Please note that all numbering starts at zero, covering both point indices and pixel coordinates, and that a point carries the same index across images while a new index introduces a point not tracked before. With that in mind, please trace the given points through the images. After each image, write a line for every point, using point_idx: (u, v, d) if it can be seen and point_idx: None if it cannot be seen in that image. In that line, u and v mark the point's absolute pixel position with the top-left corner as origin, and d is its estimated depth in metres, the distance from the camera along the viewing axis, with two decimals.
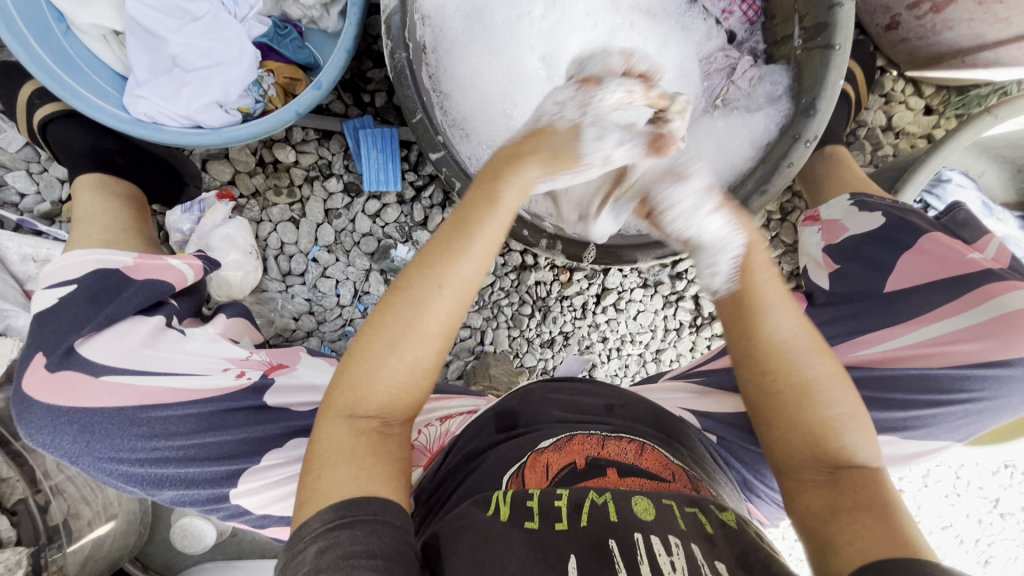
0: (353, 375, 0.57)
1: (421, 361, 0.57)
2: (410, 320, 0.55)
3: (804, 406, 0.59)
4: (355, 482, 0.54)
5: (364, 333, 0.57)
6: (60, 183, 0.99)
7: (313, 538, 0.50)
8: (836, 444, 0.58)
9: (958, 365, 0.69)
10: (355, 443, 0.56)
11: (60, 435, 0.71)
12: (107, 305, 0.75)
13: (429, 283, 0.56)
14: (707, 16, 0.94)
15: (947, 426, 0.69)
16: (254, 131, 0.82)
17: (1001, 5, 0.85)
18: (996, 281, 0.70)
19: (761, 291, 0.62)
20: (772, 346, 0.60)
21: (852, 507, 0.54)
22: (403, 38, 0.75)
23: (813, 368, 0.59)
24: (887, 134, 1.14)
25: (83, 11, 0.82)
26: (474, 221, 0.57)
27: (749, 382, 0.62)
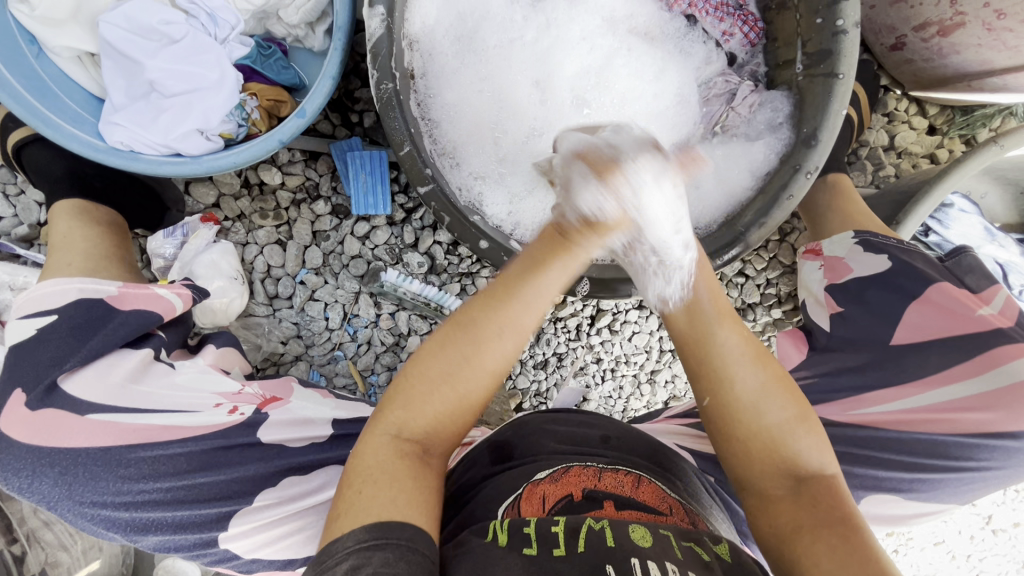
0: (407, 394, 0.58)
1: (471, 394, 0.59)
2: (470, 353, 0.58)
3: (748, 416, 0.59)
4: (392, 504, 0.53)
5: (421, 360, 0.59)
6: (38, 207, 0.96)
7: (346, 555, 0.50)
8: (786, 454, 0.59)
9: (969, 433, 0.68)
10: (397, 465, 0.56)
11: (39, 479, 0.66)
12: (89, 339, 0.70)
13: (494, 322, 0.58)
14: (706, 39, 0.91)
15: (954, 490, 0.69)
16: (236, 160, 0.80)
17: (1010, 32, 0.81)
18: (1005, 344, 0.69)
19: (700, 299, 0.63)
20: (716, 356, 0.60)
21: (814, 523, 0.54)
22: (390, 68, 0.71)
23: (753, 379, 0.60)
24: (890, 153, 1.10)
25: (55, 33, 0.79)
26: (545, 265, 0.59)
27: (704, 395, 0.61)
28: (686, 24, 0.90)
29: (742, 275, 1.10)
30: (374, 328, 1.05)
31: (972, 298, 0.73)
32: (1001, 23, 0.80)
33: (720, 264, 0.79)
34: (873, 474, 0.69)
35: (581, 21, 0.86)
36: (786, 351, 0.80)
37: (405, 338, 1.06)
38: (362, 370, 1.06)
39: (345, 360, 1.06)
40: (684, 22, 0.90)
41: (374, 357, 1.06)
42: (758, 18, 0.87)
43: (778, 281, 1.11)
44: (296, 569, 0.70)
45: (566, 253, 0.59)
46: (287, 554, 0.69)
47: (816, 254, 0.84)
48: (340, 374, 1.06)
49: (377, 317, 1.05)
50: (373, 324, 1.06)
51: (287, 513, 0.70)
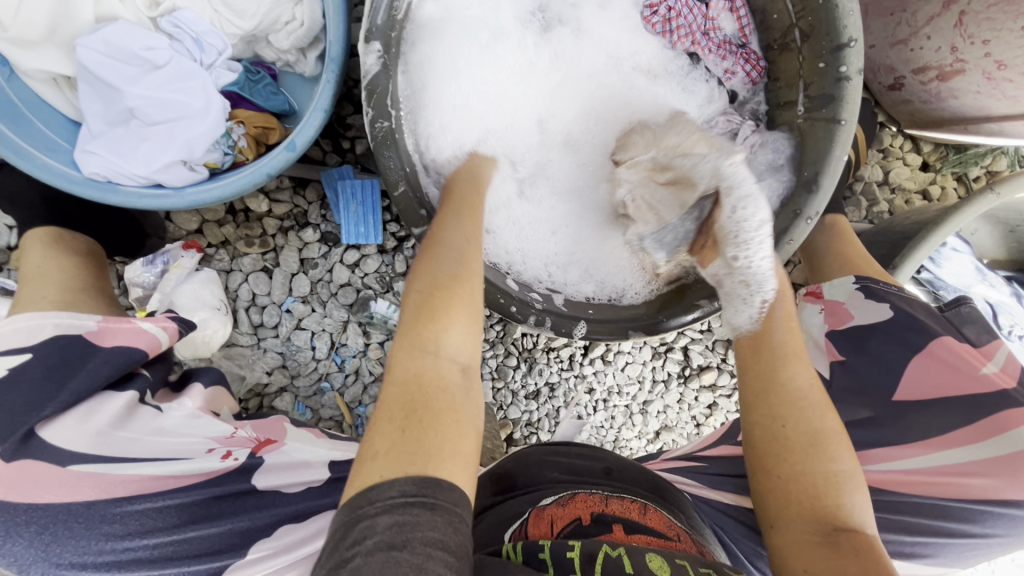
0: (420, 331, 0.54)
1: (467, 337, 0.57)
2: (455, 276, 0.59)
3: (801, 454, 0.59)
4: (433, 445, 0.47)
5: (413, 311, 0.56)
6: (8, 230, 0.91)
7: (384, 514, 0.43)
8: (829, 502, 0.57)
9: (972, 499, 0.65)
10: (419, 418, 0.49)
11: (12, 539, 0.59)
12: (70, 379, 0.66)
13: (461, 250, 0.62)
14: (708, 77, 0.89)
15: (953, 555, 0.66)
16: (222, 194, 0.77)
17: (1009, 83, 0.81)
18: (1011, 406, 0.66)
19: (777, 338, 0.66)
20: (788, 389, 0.62)
21: (856, 571, 0.51)
22: (387, 105, 0.69)
23: (814, 417, 0.61)
24: (883, 189, 1.11)
25: (28, 55, 0.75)
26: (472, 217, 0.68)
27: (755, 424, 0.63)
28: (688, 62, 0.88)
29: None
30: (362, 358, 1.03)
31: (976, 354, 0.70)
32: (1001, 73, 0.81)
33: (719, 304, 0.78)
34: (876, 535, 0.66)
35: (588, 55, 0.86)
36: None
37: None
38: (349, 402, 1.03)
39: (332, 391, 1.03)
40: (686, 60, 0.88)
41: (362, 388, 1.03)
42: (761, 58, 0.85)
43: None
44: None
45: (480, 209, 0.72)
46: None
47: (817, 297, 0.83)
48: (326, 406, 1.03)
49: (366, 346, 1.03)
50: (361, 354, 1.03)
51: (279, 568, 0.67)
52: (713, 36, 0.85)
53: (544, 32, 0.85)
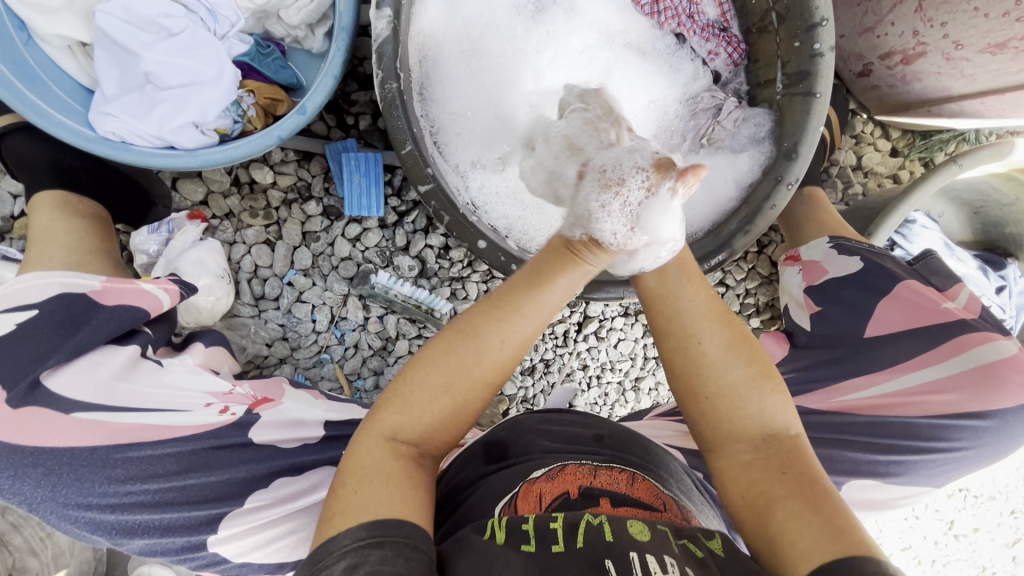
0: (405, 400, 0.57)
1: (467, 400, 0.58)
2: (469, 362, 0.57)
3: (714, 377, 0.60)
4: (392, 503, 0.52)
5: (421, 366, 0.58)
6: (13, 198, 0.92)
7: (343, 554, 0.49)
8: (750, 412, 0.60)
9: (938, 415, 0.72)
10: (393, 466, 0.55)
11: (21, 480, 0.59)
12: (74, 333, 0.65)
13: (492, 331, 0.57)
14: (694, 58, 0.95)
15: (927, 472, 0.72)
16: (232, 155, 0.79)
17: (967, 62, 0.88)
18: (969, 332, 0.74)
19: (670, 264, 0.64)
20: (684, 319, 0.62)
21: (784, 495, 0.55)
22: (395, 69, 0.73)
23: (716, 339, 0.61)
24: (857, 173, 1.18)
25: (46, 20, 0.77)
26: (546, 275, 0.60)
27: (671, 355, 0.62)
28: (676, 41, 0.94)
29: (723, 285, 1.13)
30: (362, 332, 1.04)
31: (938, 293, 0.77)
32: (959, 54, 0.88)
33: (706, 267, 0.83)
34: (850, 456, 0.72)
35: (580, 34, 0.90)
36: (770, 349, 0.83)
37: (394, 341, 1.05)
38: (348, 374, 1.05)
39: (331, 363, 1.04)
40: (673, 40, 0.94)
41: (361, 361, 1.05)
42: (741, 40, 0.91)
43: (757, 291, 1.15)
44: (287, 572, 0.66)
45: (576, 268, 0.62)
46: (279, 557, 0.65)
47: (795, 260, 0.86)
48: (326, 378, 1.04)
49: (366, 320, 1.04)
50: (360, 327, 1.04)
51: (276, 516, 0.65)
52: (697, 19, 0.91)
53: (539, 15, 0.89)
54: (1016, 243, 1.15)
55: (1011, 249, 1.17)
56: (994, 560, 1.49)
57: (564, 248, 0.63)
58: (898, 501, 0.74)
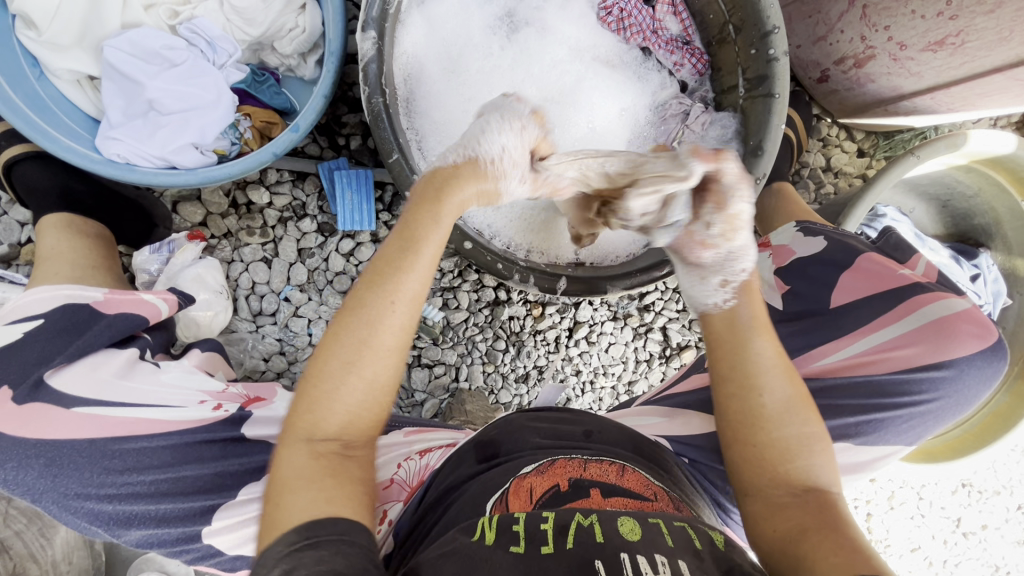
0: (312, 395, 0.54)
1: (379, 378, 0.56)
2: (365, 335, 0.55)
3: (767, 427, 0.62)
4: (318, 504, 0.51)
5: (319, 355, 0.56)
6: (20, 226, 0.97)
7: (276, 561, 0.48)
8: (798, 466, 0.61)
9: (899, 369, 0.77)
10: (314, 467, 0.53)
11: (24, 470, 0.62)
12: (77, 337, 0.68)
13: (379, 295, 0.56)
14: (661, 68, 1.02)
15: (896, 429, 0.76)
16: (230, 172, 0.83)
17: (912, 61, 0.95)
18: (923, 292, 0.79)
19: (739, 311, 0.66)
20: (751, 365, 0.63)
21: (817, 527, 0.56)
22: (380, 84, 0.78)
23: (782, 392, 0.62)
24: (827, 174, 1.22)
25: (58, 56, 0.85)
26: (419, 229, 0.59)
27: (727, 399, 0.64)
28: (642, 54, 1.01)
29: None
30: None
31: (891, 262, 0.83)
32: (904, 54, 0.95)
33: None
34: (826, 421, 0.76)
35: (552, 49, 0.98)
36: None
37: None
38: None
39: None
40: (640, 53, 1.01)
41: None
42: (704, 52, 0.98)
43: None
44: None
45: (441, 204, 0.61)
46: None
47: (766, 246, 0.94)
48: None
49: None
50: None
51: None
52: (661, 34, 0.99)
53: (512, 33, 0.97)
54: (986, 233, 1.17)
55: (981, 239, 1.18)
56: (1007, 558, 1.41)
57: (430, 188, 0.62)
58: (876, 464, 0.79)
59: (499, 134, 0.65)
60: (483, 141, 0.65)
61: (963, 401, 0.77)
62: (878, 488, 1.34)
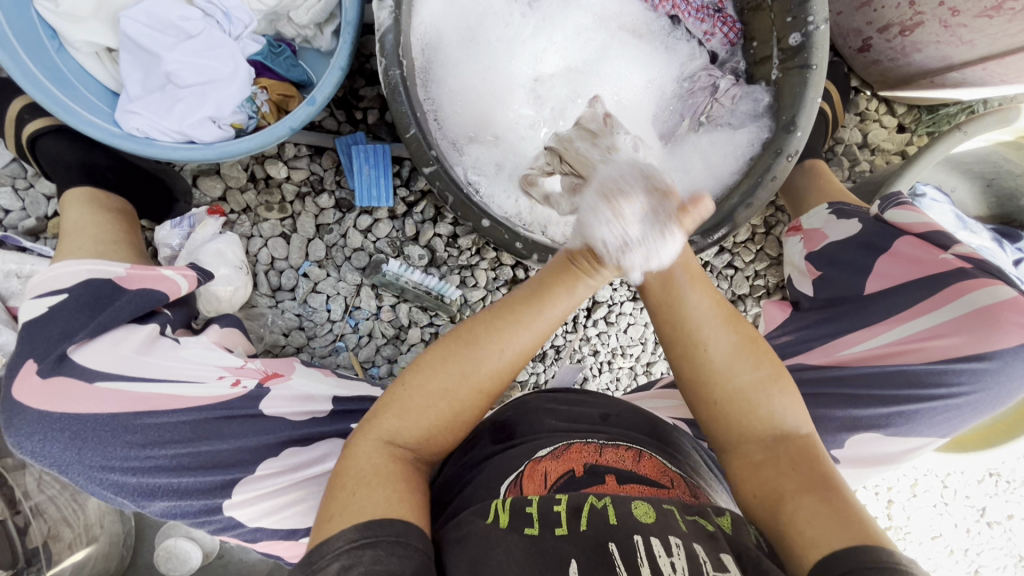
0: (401, 402, 0.57)
1: (464, 411, 0.58)
2: (466, 371, 0.56)
3: (721, 382, 0.58)
4: (389, 503, 0.52)
5: (420, 370, 0.57)
6: (47, 200, 0.98)
7: (336, 556, 0.48)
8: (762, 415, 0.58)
9: (936, 360, 0.74)
10: (389, 468, 0.55)
11: (50, 443, 0.65)
12: (99, 312, 0.69)
13: (490, 336, 0.57)
14: (690, 38, 0.97)
15: (929, 422, 0.74)
16: (247, 147, 0.82)
17: (964, 28, 0.89)
18: (968, 277, 0.75)
19: (673, 267, 0.59)
20: (687, 321, 0.58)
21: (797, 490, 0.55)
22: (397, 55, 0.75)
23: (724, 340, 0.58)
24: (863, 150, 1.16)
25: (77, 29, 0.85)
26: (547, 279, 0.59)
27: (679, 360, 0.60)
28: (670, 23, 0.97)
29: (731, 267, 1.11)
30: (375, 321, 1.06)
31: (934, 246, 0.79)
32: (956, 20, 0.88)
33: (710, 242, 0.81)
34: (854, 413, 0.73)
35: (575, 18, 0.94)
36: (773, 314, 0.89)
37: (406, 330, 1.07)
38: (362, 361, 1.07)
39: (346, 351, 1.07)
40: (668, 22, 0.97)
41: (375, 349, 1.07)
42: (737, 20, 0.93)
43: (765, 272, 1.12)
44: (298, 538, 0.68)
45: (570, 270, 0.59)
46: (289, 525, 0.68)
47: (796, 231, 0.94)
48: (342, 365, 1.07)
49: (378, 309, 1.06)
50: (374, 316, 1.06)
51: (289, 483, 0.69)
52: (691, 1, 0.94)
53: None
54: None
55: None
56: None
57: (566, 262, 0.59)
58: (906, 456, 0.76)
59: (605, 223, 0.56)
60: (598, 228, 0.56)
61: (1005, 395, 0.74)
62: (901, 476, 1.31)
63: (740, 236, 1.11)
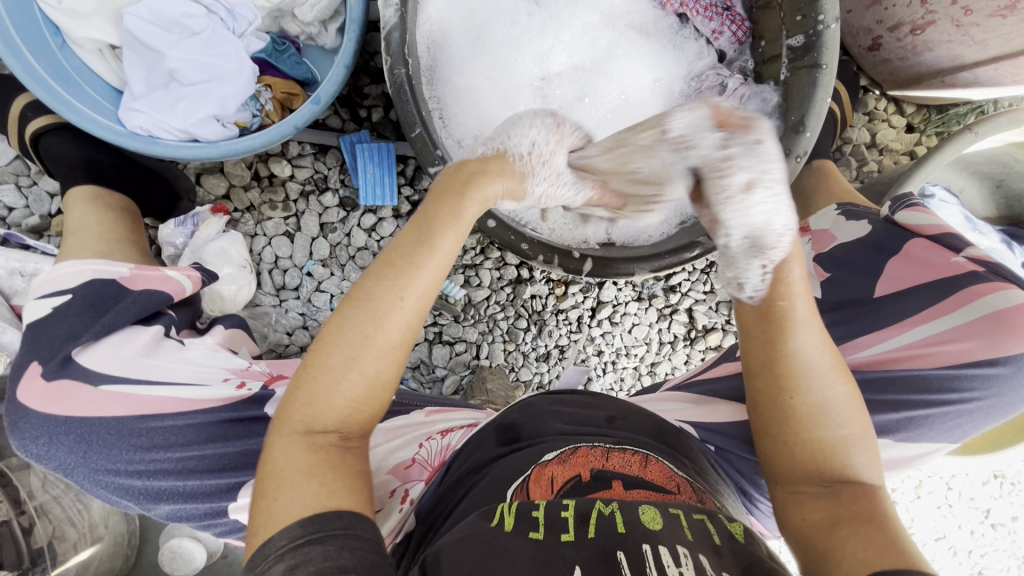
0: (309, 387, 0.53)
1: (381, 375, 0.54)
2: (366, 330, 0.53)
3: (807, 425, 0.58)
4: (317, 499, 0.50)
5: (320, 344, 0.53)
6: (50, 198, 0.98)
7: (279, 556, 0.48)
8: (837, 462, 0.58)
9: (949, 365, 0.73)
10: (314, 460, 0.52)
11: (55, 446, 0.65)
12: (104, 314, 0.69)
13: (384, 291, 0.53)
14: (698, 36, 0.95)
15: (940, 427, 0.73)
16: (252, 145, 0.81)
17: (977, 27, 0.88)
18: (979, 283, 0.74)
19: (794, 306, 0.58)
20: (792, 364, 0.58)
21: (851, 518, 0.54)
22: (403, 54, 0.74)
23: (827, 389, 0.58)
24: (871, 150, 1.15)
25: (79, 25, 0.84)
26: (430, 223, 0.56)
27: (763, 394, 0.60)
28: (678, 22, 0.95)
29: None
30: None
31: (946, 249, 0.79)
32: (969, 19, 0.87)
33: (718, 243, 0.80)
34: None
35: (582, 16, 0.93)
36: None
37: None
38: None
39: None
40: (676, 20, 0.95)
41: None
42: (745, 18, 0.91)
43: None
44: None
45: (457, 195, 0.58)
46: None
47: (806, 232, 0.94)
48: None
49: None
50: None
51: None
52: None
53: None
54: None
55: None
56: None
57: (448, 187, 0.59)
58: (914, 461, 0.76)
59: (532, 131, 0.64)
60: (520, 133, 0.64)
61: (1016, 401, 0.73)
62: (906, 477, 1.31)
63: None
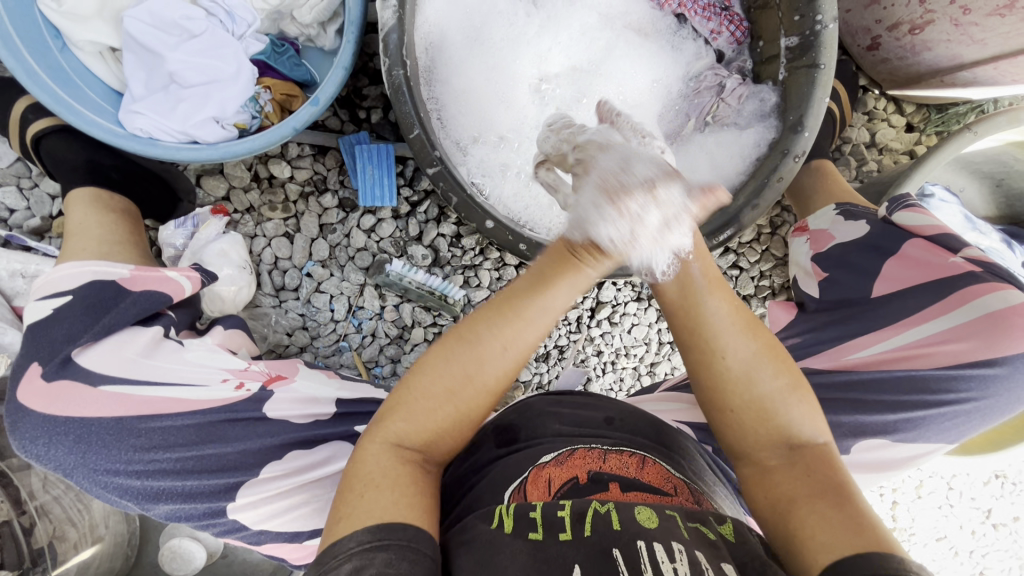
0: (406, 405, 0.56)
1: (473, 411, 0.57)
2: (471, 369, 0.55)
3: (741, 390, 0.57)
4: (393, 507, 0.51)
5: (425, 371, 0.56)
6: (51, 199, 0.98)
7: (348, 557, 0.48)
8: (779, 423, 0.57)
9: (946, 366, 0.73)
10: (400, 472, 0.54)
11: (54, 446, 0.65)
12: (104, 315, 0.69)
13: (495, 337, 0.55)
14: (697, 37, 0.96)
15: (937, 427, 0.73)
16: (252, 146, 0.82)
17: (976, 27, 0.88)
18: (976, 282, 0.74)
19: (693, 267, 0.58)
20: (707, 330, 0.57)
21: (808, 494, 0.54)
22: (401, 56, 0.74)
23: (745, 349, 0.57)
24: (871, 150, 1.14)
25: (79, 28, 0.84)
26: (547, 278, 0.57)
27: (696, 367, 0.58)
28: (676, 22, 0.96)
29: (736, 267, 1.10)
30: (379, 320, 1.06)
31: (944, 248, 0.79)
32: (967, 18, 0.87)
33: (716, 243, 0.79)
34: (861, 418, 0.73)
35: (580, 16, 0.93)
36: (778, 316, 0.90)
37: (409, 329, 1.07)
38: (366, 361, 1.07)
39: (350, 351, 1.06)
40: (674, 20, 0.95)
41: (378, 349, 1.07)
42: (744, 18, 0.91)
43: (771, 272, 1.11)
44: (302, 540, 0.69)
45: (572, 270, 0.57)
46: (294, 527, 0.68)
47: (803, 231, 0.94)
48: (345, 365, 1.07)
49: (382, 309, 1.06)
50: (377, 316, 1.06)
51: (292, 486, 0.69)
52: None
53: None
54: None
55: None
56: None
57: (565, 250, 0.58)
58: (912, 461, 0.76)
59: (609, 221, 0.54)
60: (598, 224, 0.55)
61: (1014, 401, 0.73)
62: (906, 478, 1.30)
63: (746, 237, 1.10)
